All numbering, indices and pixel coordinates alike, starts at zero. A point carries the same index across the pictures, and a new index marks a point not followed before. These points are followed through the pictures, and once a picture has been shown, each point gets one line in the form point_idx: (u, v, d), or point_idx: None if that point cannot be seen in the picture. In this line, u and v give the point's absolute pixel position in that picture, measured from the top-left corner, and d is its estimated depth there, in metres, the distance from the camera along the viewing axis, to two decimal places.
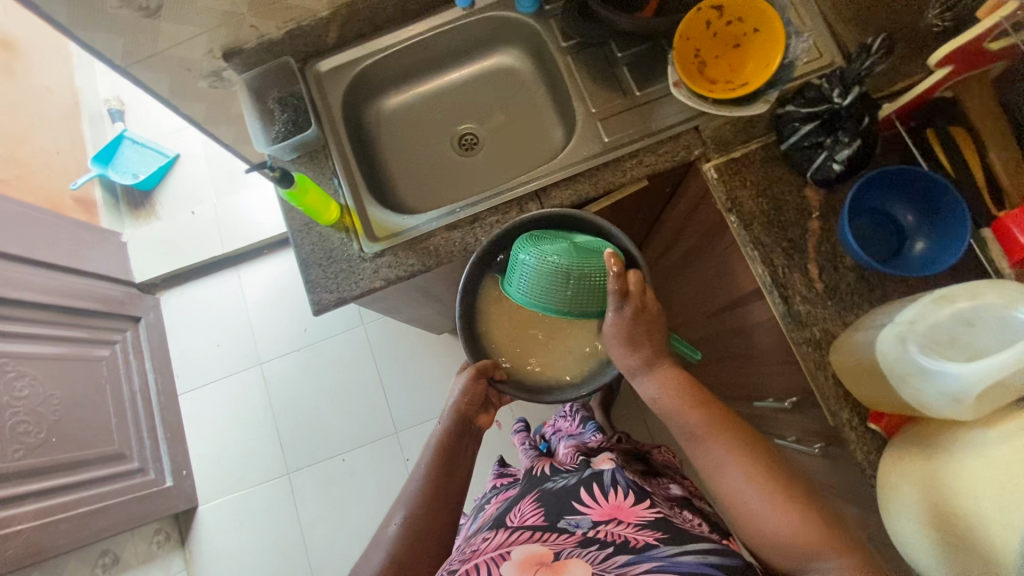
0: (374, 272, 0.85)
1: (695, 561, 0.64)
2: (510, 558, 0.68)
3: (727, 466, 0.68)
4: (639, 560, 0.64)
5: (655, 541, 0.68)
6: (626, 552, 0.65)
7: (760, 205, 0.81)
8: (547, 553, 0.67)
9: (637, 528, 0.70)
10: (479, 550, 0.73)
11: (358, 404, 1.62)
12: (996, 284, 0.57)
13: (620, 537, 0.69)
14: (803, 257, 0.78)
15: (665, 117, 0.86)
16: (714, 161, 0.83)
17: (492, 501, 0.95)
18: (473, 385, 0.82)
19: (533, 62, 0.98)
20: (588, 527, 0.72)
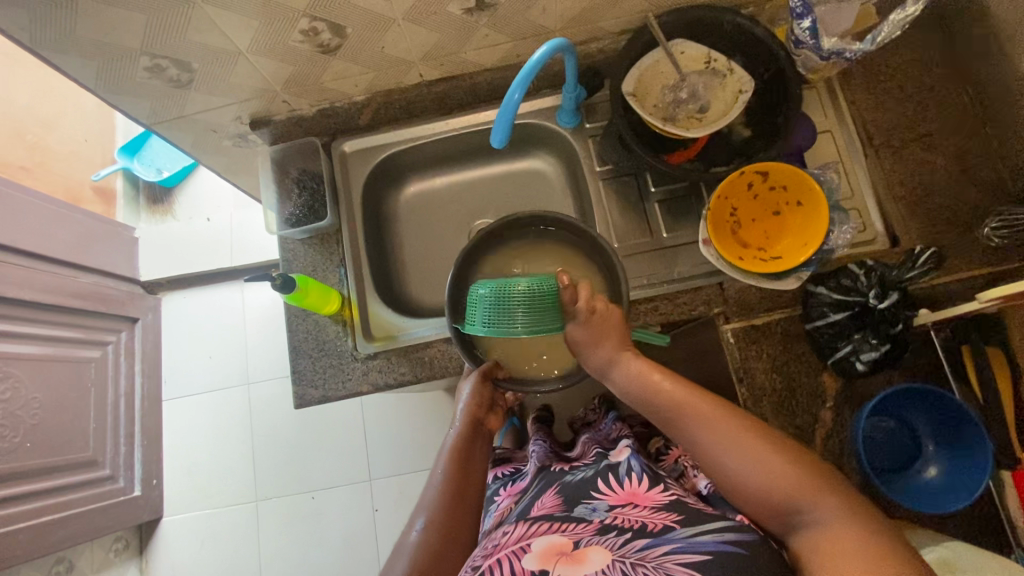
0: (363, 373, 0.82)
1: (712, 540, 0.56)
2: (531, 550, 0.60)
3: (692, 440, 0.60)
4: (657, 543, 0.57)
5: (675, 523, 0.60)
6: (645, 538, 0.58)
7: (773, 381, 0.76)
8: (566, 542, 0.60)
9: (654, 511, 0.64)
10: (497, 546, 0.64)
11: (337, 443, 1.60)
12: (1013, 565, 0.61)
13: (637, 521, 0.62)
14: (809, 448, 0.74)
15: (689, 266, 0.82)
16: (733, 324, 0.79)
17: (503, 493, 0.88)
18: (482, 388, 0.79)
19: (565, 170, 0.95)
20: (604, 513, 0.66)
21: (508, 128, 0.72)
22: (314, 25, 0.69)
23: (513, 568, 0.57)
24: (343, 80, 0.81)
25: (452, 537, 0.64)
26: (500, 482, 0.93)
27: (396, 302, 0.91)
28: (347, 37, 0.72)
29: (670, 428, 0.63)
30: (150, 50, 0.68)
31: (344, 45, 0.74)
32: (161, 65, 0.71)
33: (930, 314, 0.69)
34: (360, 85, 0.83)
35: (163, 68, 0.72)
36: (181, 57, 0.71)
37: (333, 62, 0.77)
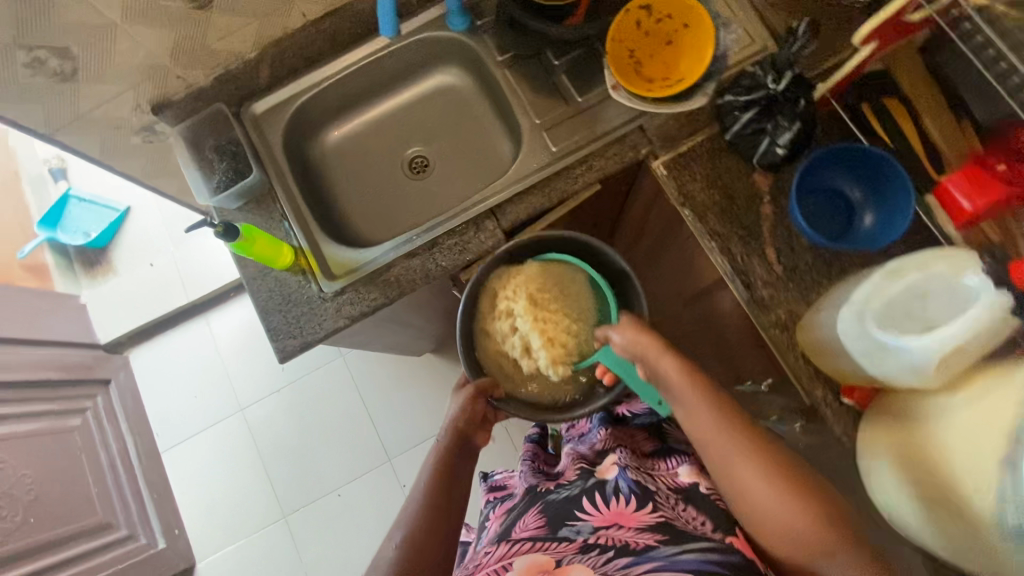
0: (336, 310, 0.83)
1: (696, 558, 0.69)
2: (514, 569, 0.76)
3: (729, 467, 0.69)
4: (643, 561, 0.69)
5: (656, 543, 0.72)
6: (627, 554, 0.71)
7: (712, 195, 0.81)
8: (549, 561, 0.74)
9: (638, 531, 0.76)
10: (482, 564, 0.81)
11: (346, 436, 1.60)
12: (950, 256, 0.57)
13: (623, 541, 0.74)
14: (761, 241, 0.79)
15: (608, 120, 0.85)
16: (662, 158, 0.83)
17: (493, 516, 1.00)
18: (474, 405, 0.83)
19: (472, 76, 0.98)
20: (589, 534, 0.78)
21: (390, 16, 0.85)
22: None
23: None
24: (230, 37, 0.82)
25: (429, 533, 0.74)
26: (493, 505, 1.06)
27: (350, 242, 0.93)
28: None
29: (713, 467, 0.72)
30: (24, 42, 0.69)
31: None
32: (40, 58, 0.71)
33: (825, 84, 0.74)
34: (248, 40, 0.84)
35: (43, 62, 0.72)
36: (56, 43, 0.71)
37: (213, 18, 0.78)
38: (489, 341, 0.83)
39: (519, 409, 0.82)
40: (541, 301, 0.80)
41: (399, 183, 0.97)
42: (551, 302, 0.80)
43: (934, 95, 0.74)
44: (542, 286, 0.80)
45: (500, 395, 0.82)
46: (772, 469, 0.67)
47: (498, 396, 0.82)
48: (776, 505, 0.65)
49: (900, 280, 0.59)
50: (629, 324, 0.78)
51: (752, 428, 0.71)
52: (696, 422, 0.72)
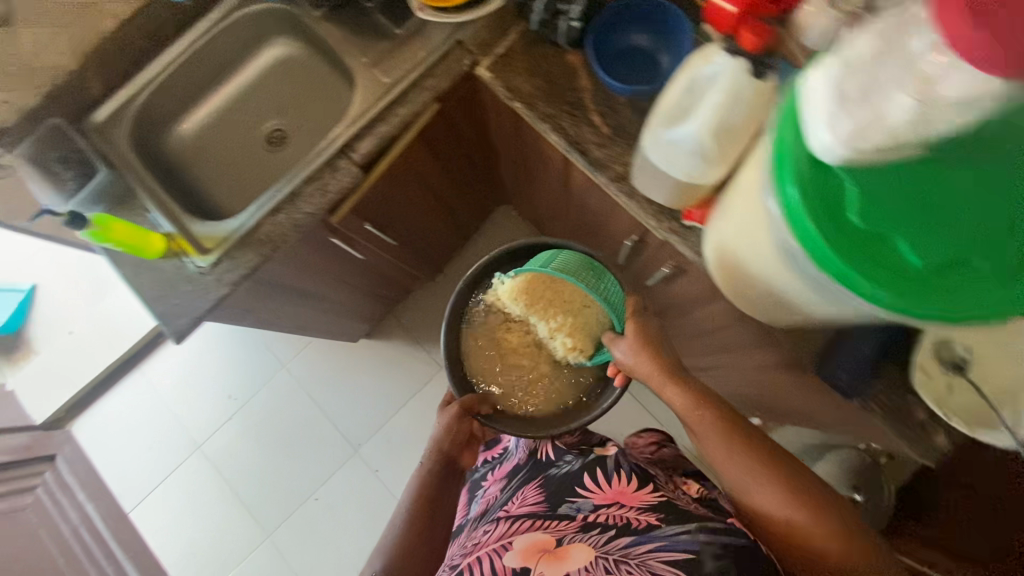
0: (218, 280, 0.86)
1: (692, 537, 0.75)
2: (513, 548, 0.82)
3: (742, 486, 0.76)
4: (643, 540, 0.77)
5: (658, 521, 0.81)
6: (626, 535, 0.79)
7: (535, 83, 0.87)
8: (549, 539, 0.82)
9: (638, 510, 0.84)
10: (481, 542, 0.88)
11: (309, 441, 1.61)
12: (700, 54, 0.66)
13: (624, 519, 0.83)
14: (586, 110, 0.86)
15: (429, 43, 0.91)
16: (484, 63, 0.89)
17: (490, 479, 1.09)
18: (459, 422, 0.96)
19: (300, 40, 1.01)
20: (588, 511, 0.88)
21: None
22: None
23: (497, 564, 0.80)
24: None
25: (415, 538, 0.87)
26: (486, 467, 1.14)
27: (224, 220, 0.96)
28: None
29: (722, 471, 0.78)
30: None
31: None
32: None
33: None
34: (66, 51, 0.88)
35: None
36: None
37: None
38: (476, 352, 0.96)
39: (508, 424, 0.93)
40: (535, 304, 0.93)
41: (260, 158, 1.01)
42: (544, 298, 0.93)
43: None
44: (535, 291, 0.92)
45: (486, 413, 0.92)
46: (791, 485, 0.73)
47: (486, 412, 0.92)
48: (778, 507, 0.73)
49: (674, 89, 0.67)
50: (637, 342, 0.83)
51: (768, 448, 0.77)
52: (716, 445, 0.78)
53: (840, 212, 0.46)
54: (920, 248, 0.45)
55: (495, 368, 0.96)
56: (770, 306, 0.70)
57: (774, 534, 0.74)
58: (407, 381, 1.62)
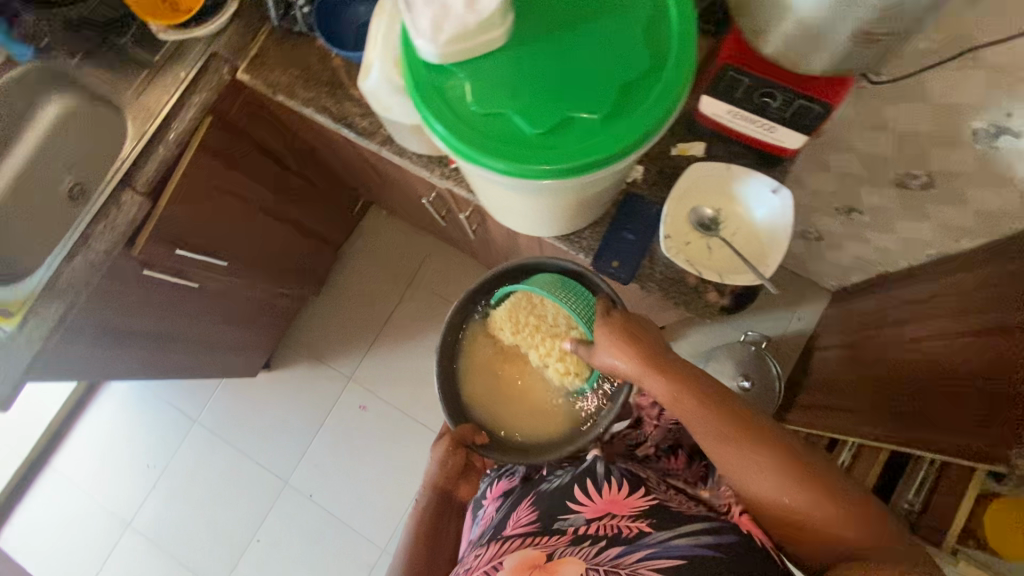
0: (27, 338, 0.87)
1: (687, 543, 0.67)
2: (502, 568, 0.73)
3: (732, 468, 0.70)
4: (631, 549, 0.68)
5: (649, 527, 0.70)
6: (616, 545, 0.69)
7: (292, 74, 0.91)
8: (539, 554, 0.72)
9: (632, 517, 0.73)
10: (473, 568, 0.78)
11: (238, 485, 1.60)
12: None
13: (613, 528, 0.72)
14: (345, 86, 0.90)
15: (186, 62, 0.93)
16: (241, 67, 0.92)
17: (489, 497, 0.95)
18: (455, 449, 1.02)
19: (70, 90, 1.00)
20: (581, 523, 0.75)
21: None
22: None
23: None
24: None
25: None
26: (489, 480, 1.00)
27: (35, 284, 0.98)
28: None
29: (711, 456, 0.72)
30: None
31: None
32: None
33: None
34: None
35: None
36: None
37: None
38: (476, 381, 1.02)
39: (507, 451, 0.98)
40: (518, 326, 1.00)
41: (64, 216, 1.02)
42: (528, 322, 1.00)
43: None
44: (518, 315, 1.00)
45: (482, 441, 0.98)
46: (785, 461, 0.68)
47: (482, 441, 0.98)
48: (774, 491, 0.68)
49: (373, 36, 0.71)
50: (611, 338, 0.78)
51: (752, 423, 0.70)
52: (702, 428, 0.72)
53: (457, 99, 0.51)
54: (523, 112, 0.50)
55: (494, 393, 1.02)
56: (540, 212, 0.75)
57: (767, 516, 0.70)
58: (320, 400, 1.62)
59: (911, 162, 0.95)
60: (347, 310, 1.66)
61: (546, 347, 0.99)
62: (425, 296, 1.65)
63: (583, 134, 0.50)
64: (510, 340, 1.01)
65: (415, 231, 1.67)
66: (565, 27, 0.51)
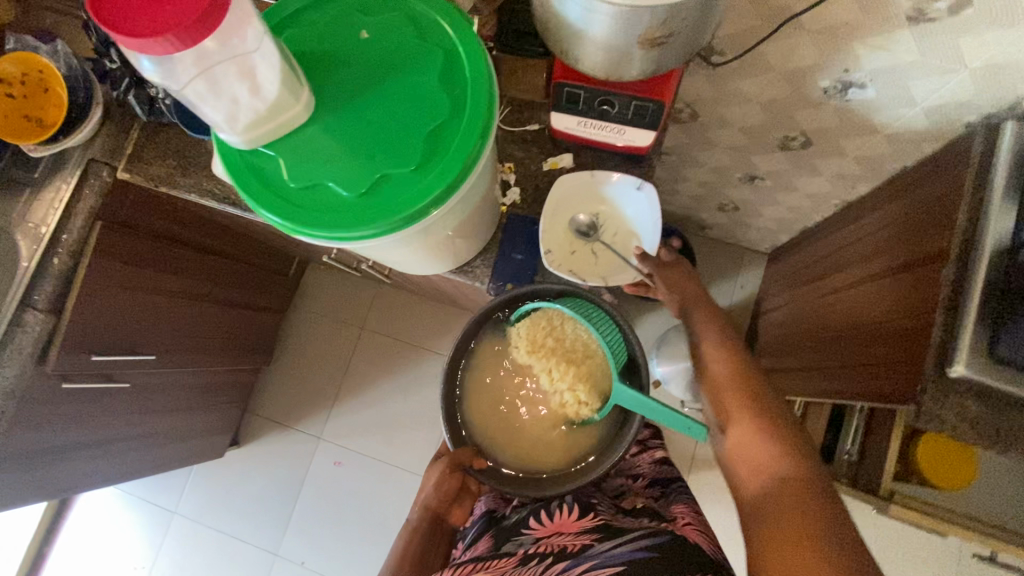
0: None
1: (628, 548, 0.65)
2: None
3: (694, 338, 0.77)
4: (575, 563, 0.66)
5: (594, 541, 0.69)
6: (563, 559, 0.68)
7: (169, 163, 0.93)
8: None
9: (576, 535, 0.72)
10: None
11: (228, 566, 1.58)
12: None
13: (559, 546, 0.71)
14: None
15: (65, 173, 0.92)
16: (121, 166, 0.95)
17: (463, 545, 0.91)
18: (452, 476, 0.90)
19: None
20: (530, 545, 0.75)
21: None
22: None
23: None
24: None
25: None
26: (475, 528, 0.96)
27: None
28: None
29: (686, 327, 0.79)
30: None
31: None
32: None
33: None
34: None
35: None
36: None
37: None
38: (478, 403, 0.83)
39: (507, 483, 0.80)
40: (536, 346, 0.78)
41: None
42: (547, 343, 0.78)
43: None
44: (538, 332, 0.78)
45: (480, 466, 0.81)
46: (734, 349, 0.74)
47: (480, 467, 0.81)
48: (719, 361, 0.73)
49: None
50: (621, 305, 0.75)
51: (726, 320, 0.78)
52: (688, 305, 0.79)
53: (273, 179, 0.52)
54: (337, 181, 0.51)
55: (497, 422, 0.82)
56: (442, 242, 0.74)
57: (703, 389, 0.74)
58: (294, 465, 1.61)
59: (786, 125, 0.98)
60: (305, 367, 1.66)
61: (570, 372, 0.76)
62: (378, 340, 1.65)
63: (399, 190, 0.52)
64: (523, 359, 0.79)
65: (354, 278, 1.68)
66: (370, 91, 0.53)
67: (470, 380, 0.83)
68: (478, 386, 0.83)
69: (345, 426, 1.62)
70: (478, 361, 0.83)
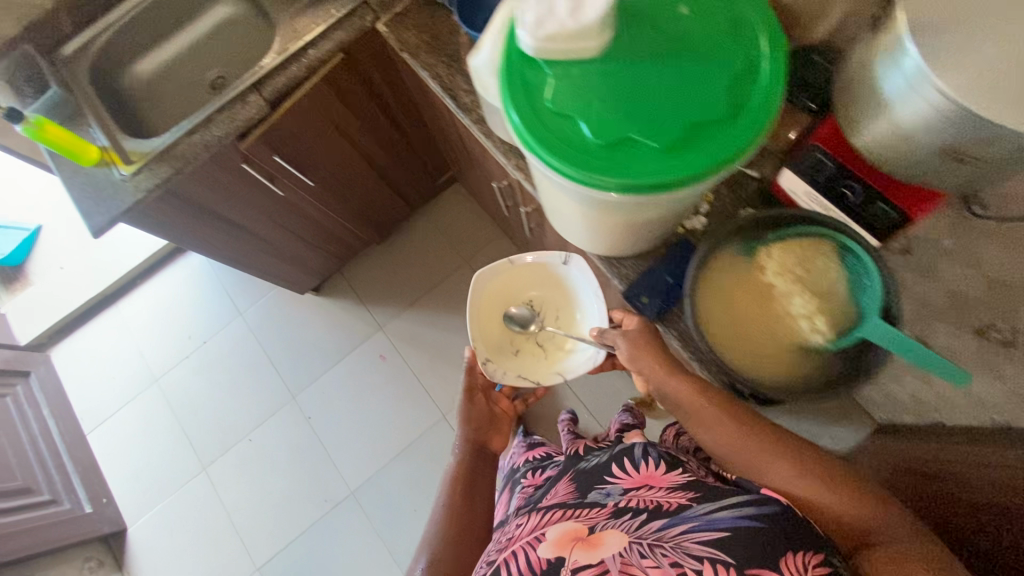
0: (135, 188, 1.00)
1: (732, 515, 0.62)
2: (546, 540, 0.70)
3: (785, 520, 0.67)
4: (674, 522, 0.64)
5: (690, 502, 0.67)
6: (658, 517, 0.66)
7: (420, 36, 0.99)
8: (582, 529, 0.69)
9: (668, 490, 0.71)
10: (514, 538, 0.76)
11: (254, 384, 1.73)
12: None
13: (653, 501, 0.70)
14: (459, 60, 0.96)
15: (338, 5, 1.04)
16: (382, 20, 1.01)
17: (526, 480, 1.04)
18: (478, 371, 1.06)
19: (248, 8, 1.18)
20: (618, 496, 0.75)
21: None
22: None
23: (531, 558, 0.68)
24: None
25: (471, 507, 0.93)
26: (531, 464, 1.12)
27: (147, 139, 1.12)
28: None
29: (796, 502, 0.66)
30: None
31: None
32: None
33: None
34: None
35: None
36: None
37: None
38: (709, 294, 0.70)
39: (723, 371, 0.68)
40: (792, 265, 0.67)
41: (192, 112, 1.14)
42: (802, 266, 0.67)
43: None
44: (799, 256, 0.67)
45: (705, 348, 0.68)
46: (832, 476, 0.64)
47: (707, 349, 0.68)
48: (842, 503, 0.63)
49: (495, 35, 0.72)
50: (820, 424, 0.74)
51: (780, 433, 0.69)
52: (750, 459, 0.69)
53: (535, 90, 0.55)
54: (591, 123, 0.53)
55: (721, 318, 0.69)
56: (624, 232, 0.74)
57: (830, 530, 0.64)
58: (348, 337, 1.72)
59: None
60: (402, 265, 1.75)
61: (808, 302, 0.66)
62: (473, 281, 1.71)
63: (641, 161, 0.52)
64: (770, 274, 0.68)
65: (486, 218, 1.73)
66: (666, 52, 0.53)
67: (712, 268, 0.70)
68: (713, 278, 0.70)
69: (408, 332, 1.70)
70: (720, 258, 0.70)
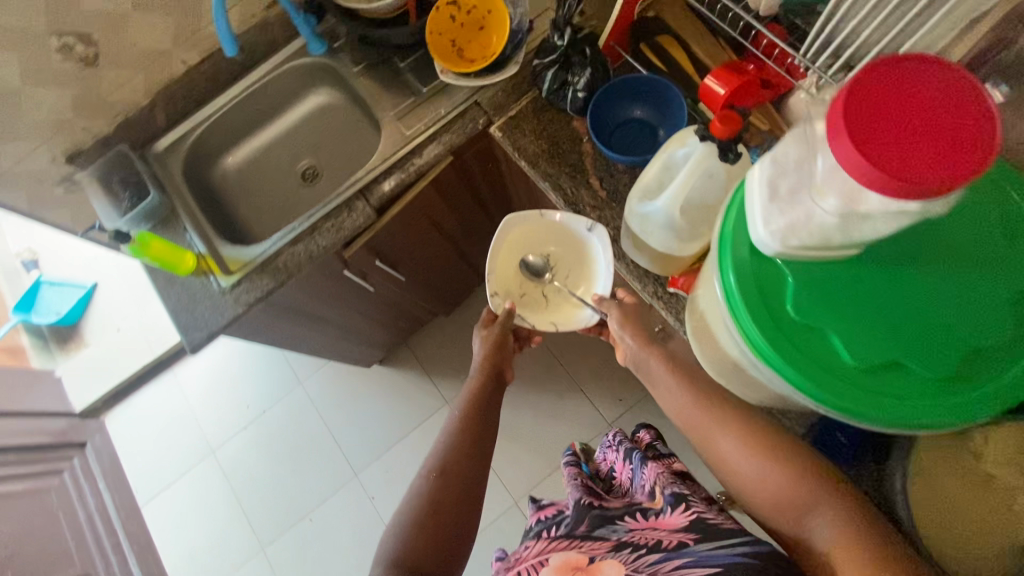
0: (235, 301, 0.94)
1: (728, 553, 0.58)
2: (548, 564, 0.71)
3: (716, 451, 0.65)
4: (670, 557, 0.62)
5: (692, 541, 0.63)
6: (655, 550, 0.64)
7: (541, 144, 0.91)
8: (581, 558, 0.69)
9: (669, 526, 0.67)
10: (519, 557, 0.76)
11: (313, 458, 1.67)
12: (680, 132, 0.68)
13: (653, 537, 0.67)
14: (586, 173, 0.89)
15: (449, 103, 0.99)
16: (497, 123, 0.95)
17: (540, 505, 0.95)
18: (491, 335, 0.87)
19: (341, 93, 1.11)
20: (624, 531, 0.71)
21: (229, 32, 0.88)
22: (64, 39, 0.90)
23: None
24: (122, 89, 0.99)
25: None
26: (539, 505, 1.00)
27: (238, 237, 1.07)
28: (98, 43, 0.93)
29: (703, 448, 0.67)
30: None
31: (101, 53, 0.94)
32: None
33: (603, 35, 0.87)
34: (139, 90, 1.01)
35: None
36: None
37: (102, 74, 0.96)
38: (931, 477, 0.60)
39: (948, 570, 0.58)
40: None
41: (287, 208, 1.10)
42: None
43: (702, 36, 0.85)
44: None
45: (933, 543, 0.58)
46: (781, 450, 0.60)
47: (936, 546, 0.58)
48: (769, 474, 0.59)
49: (664, 173, 0.69)
50: None
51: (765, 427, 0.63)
52: (702, 437, 0.66)
53: (772, 296, 0.49)
54: (849, 344, 0.46)
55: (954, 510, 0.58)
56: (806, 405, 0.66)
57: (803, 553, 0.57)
58: (413, 412, 1.66)
59: None
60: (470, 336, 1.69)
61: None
62: (545, 356, 1.65)
63: (909, 391, 0.46)
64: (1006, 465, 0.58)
65: None
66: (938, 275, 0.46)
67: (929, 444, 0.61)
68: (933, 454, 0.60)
69: None
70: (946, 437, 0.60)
